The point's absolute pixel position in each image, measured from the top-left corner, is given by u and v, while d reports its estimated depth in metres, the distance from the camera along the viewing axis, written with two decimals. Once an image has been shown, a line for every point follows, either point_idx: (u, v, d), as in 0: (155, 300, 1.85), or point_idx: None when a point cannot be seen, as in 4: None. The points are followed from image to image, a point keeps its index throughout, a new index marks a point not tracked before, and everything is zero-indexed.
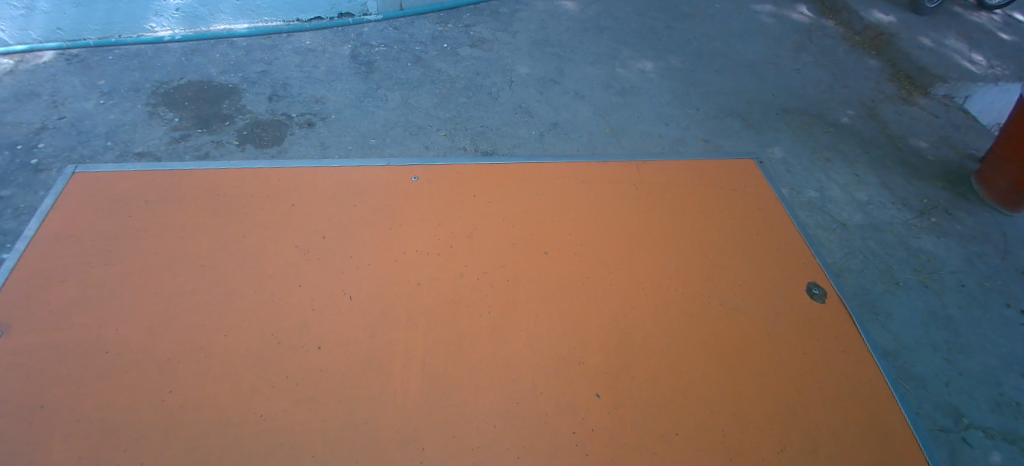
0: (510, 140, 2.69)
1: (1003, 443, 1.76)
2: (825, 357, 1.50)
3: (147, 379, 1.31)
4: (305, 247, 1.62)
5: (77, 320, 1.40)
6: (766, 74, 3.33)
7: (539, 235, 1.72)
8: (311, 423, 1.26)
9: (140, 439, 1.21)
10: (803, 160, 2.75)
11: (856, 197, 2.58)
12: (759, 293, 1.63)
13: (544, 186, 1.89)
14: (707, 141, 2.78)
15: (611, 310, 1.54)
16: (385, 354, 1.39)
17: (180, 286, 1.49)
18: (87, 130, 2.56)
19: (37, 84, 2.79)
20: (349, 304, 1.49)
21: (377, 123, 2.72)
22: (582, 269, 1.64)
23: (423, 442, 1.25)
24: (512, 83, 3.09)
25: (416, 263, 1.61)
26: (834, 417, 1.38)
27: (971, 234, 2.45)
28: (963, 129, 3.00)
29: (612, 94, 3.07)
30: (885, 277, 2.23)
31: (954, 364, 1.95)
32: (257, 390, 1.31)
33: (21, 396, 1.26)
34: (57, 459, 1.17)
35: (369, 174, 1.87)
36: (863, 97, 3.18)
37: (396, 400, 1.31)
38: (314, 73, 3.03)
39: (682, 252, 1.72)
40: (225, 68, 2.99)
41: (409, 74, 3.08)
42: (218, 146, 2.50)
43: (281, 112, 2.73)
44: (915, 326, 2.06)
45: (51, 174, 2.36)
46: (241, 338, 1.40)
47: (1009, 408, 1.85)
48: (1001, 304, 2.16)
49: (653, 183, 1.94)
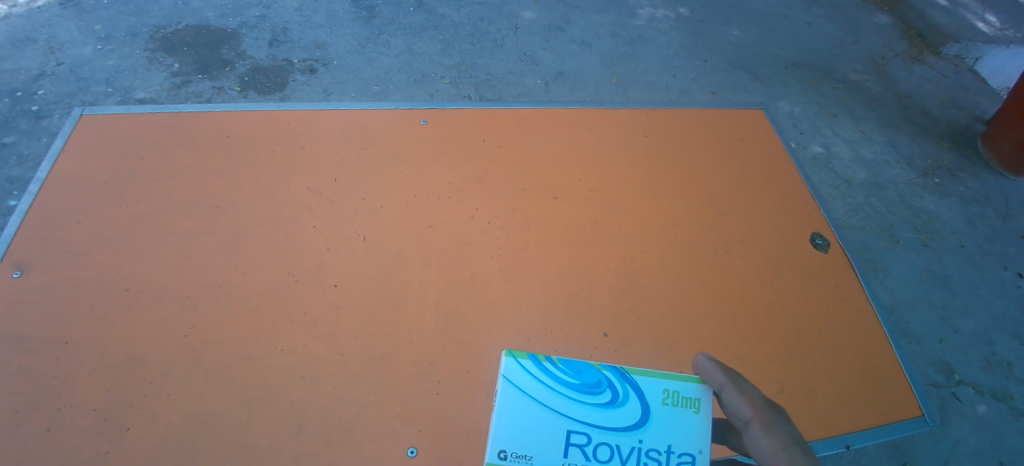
0: (516, 88, 2.67)
1: (990, 399, 1.85)
2: (825, 305, 1.53)
3: (168, 315, 1.34)
4: (316, 189, 1.62)
5: (96, 260, 1.42)
6: (777, 25, 3.24)
7: (547, 180, 1.72)
8: (329, 357, 1.31)
9: (165, 372, 1.26)
10: (811, 115, 2.72)
11: (862, 153, 2.57)
12: (765, 242, 1.64)
13: (553, 133, 1.87)
14: (714, 93, 2.75)
15: (619, 253, 1.57)
16: (399, 293, 1.42)
17: (195, 227, 1.50)
18: (86, 76, 2.51)
19: (32, 28, 2.71)
20: (361, 245, 1.51)
21: (381, 70, 2.68)
22: (592, 214, 1.65)
23: (438, 376, 1.30)
24: (518, 30, 3.00)
25: (426, 206, 1.62)
26: (833, 362, 1.43)
27: (974, 196, 2.45)
28: (972, 90, 2.96)
29: (619, 43, 3.00)
30: (886, 233, 2.26)
31: (949, 322, 2.02)
32: (275, 328, 1.34)
33: (46, 332, 1.30)
34: (87, 390, 1.22)
35: (376, 117, 1.84)
36: (874, 52, 3.12)
37: (410, 338, 1.35)
38: (314, 17, 2.93)
39: (689, 199, 1.73)
40: (222, 12, 2.89)
41: (412, 20, 2.99)
42: (220, 92, 2.48)
43: (282, 58, 2.67)
44: (913, 283, 2.12)
45: (54, 120, 2.34)
46: (258, 277, 1.42)
47: (999, 366, 1.93)
48: (998, 265, 2.20)
49: (662, 130, 1.91)
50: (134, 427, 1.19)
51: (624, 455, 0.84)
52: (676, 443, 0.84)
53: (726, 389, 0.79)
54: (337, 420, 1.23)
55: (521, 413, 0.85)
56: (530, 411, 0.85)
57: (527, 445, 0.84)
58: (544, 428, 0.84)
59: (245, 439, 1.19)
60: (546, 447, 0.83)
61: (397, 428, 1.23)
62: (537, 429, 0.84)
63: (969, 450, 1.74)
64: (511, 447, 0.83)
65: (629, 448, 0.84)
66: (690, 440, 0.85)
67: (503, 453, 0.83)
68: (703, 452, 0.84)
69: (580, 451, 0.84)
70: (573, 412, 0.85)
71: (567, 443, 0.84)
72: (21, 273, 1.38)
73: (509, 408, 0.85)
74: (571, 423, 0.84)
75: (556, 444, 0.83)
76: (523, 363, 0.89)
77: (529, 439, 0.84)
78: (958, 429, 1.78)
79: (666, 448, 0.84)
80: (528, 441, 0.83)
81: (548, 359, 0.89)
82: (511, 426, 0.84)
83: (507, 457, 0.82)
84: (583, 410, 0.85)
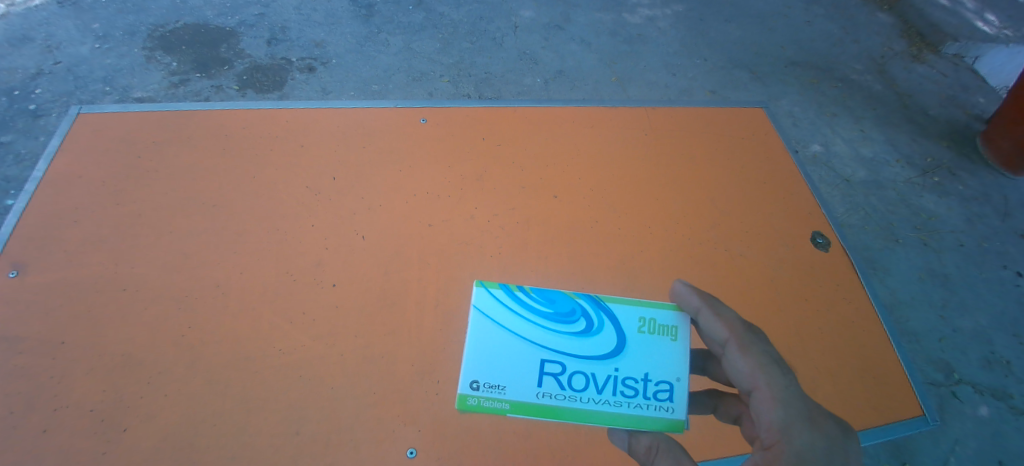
0: (515, 87, 2.66)
1: (990, 398, 1.85)
2: (826, 304, 1.53)
3: (166, 315, 1.33)
4: (315, 188, 1.61)
5: (93, 260, 1.41)
6: (777, 24, 3.23)
7: (546, 179, 1.72)
8: (328, 357, 1.30)
9: (163, 373, 1.25)
10: (811, 114, 2.71)
11: (861, 152, 2.56)
12: (765, 241, 1.64)
13: (552, 131, 1.86)
14: (714, 92, 2.75)
15: (620, 253, 1.56)
16: (398, 292, 1.42)
17: (193, 226, 1.49)
18: (84, 75, 2.50)
19: (29, 27, 2.69)
20: (360, 245, 1.50)
21: (380, 69, 2.67)
22: (592, 214, 1.64)
23: (438, 377, 1.30)
24: (517, 29, 2.99)
25: (426, 205, 1.61)
26: (833, 361, 1.43)
27: (973, 195, 2.45)
28: (971, 89, 2.96)
29: (619, 42, 2.99)
30: (886, 232, 2.26)
31: (949, 320, 2.02)
32: (273, 327, 1.33)
33: (43, 332, 1.29)
34: (85, 391, 1.21)
35: (375, 116, 1.83)
36: (874, 51, 3.11)
37: (409, 338, 1.35)
38: (313, 16, 2.92)
39: (689, 198, 1.72)
40: (221, 10, 2.88)
41: (411, 18, 2.98)
42: (218, 91, 2.48)
43: (281, 56, 2.66)
44: (913, 282, 2.11)
45: (51, 119, 2.34)
46: (257, 276, 1.41)
47: (998, 365, 1.93)
48: (998, 264, 2.20)
49: (662, 128, 1.90)
50: (132, 428, 1.18)
51: (599, 383, 0.91)
52: (654, 370, 0.92)
53: (703, 314, 0.89)
54: (336, 421, 1.22)
55: (493, 345, 0.92)
56: (504, 342, 0.92)
57: (500, 374, 0.91)
58: (520, 358, 0.92)
59: (244, 440, 1.19)
60: (518, 376, 0.91)
61: (396, 429, 1.22)
62: (510, 357, 0.91)
63: (970, 448, 1.74)
64: (482, 377, 0.91)
65: (606, 376, 0.91)
66: (668, 368, 0.92)
67: (478, 383, 0.91)
68: (679, 377, 0.91)
69: (555, 380, 0.91)
70: (548, 343, 0.92)
71: (541, 372, 0.91)
72: (18, 273, 1.37)
73: (482, 341, 0.92)
74: (546, 353, 0.92)
75: (532, 369, 0.91)
76: (493, 293, 0.96)
77: (501, 369, 0.91)
78: (958, 427, 1.78)
79: (640, 377, 0.91)
80: (501, 370, 0.91)
81: (520, 289, 0.96)
82: (487, 354, 0.91)
83: (480, 387, 0.90)
84: (556, 339, 0.92)
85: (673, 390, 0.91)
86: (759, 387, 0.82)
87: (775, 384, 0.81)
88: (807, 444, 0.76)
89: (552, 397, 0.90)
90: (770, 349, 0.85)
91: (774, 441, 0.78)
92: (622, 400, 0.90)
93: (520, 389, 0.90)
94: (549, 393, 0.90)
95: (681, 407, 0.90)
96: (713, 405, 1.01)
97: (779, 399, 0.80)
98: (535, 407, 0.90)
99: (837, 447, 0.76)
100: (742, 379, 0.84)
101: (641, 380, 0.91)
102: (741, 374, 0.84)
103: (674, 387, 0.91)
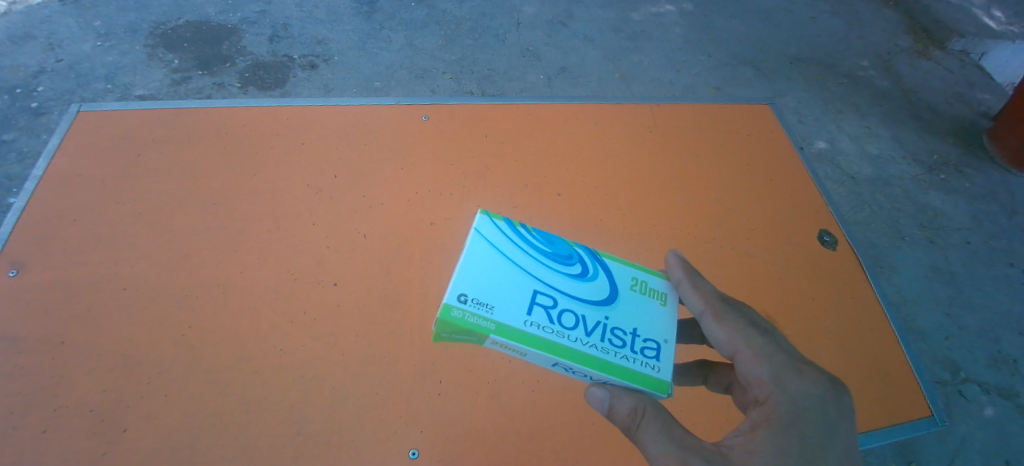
0: (518, 84, 2.64)
1: (997, 397, 1.83)
2: (834, 302, 1.51)
3: (166, 314, 1.32)
4: (316, 186, 1.60)
5: (93, 259, 1.40)
6: (782, 19, 3.20)
7: (551, 177, 1.70)
8: (329, 358, 1.29)
9: (163, 373, 1.24)
10: (816, 110, 2.68)
11: (867, 149, 2.53)
12: (772, 239, 1.62)
13: (556, 128, 1.84)
14: (718, 88, 2.72)
15: (624, 251, 1.54)
16: (399, 291, 1.40)
17: (194, 225, 1.48)
18: (85, 73, 2.49)
19: (31, 25, 2.68)
20: (362, 243, 1.49)
21: (382, 66, 2.65)
22: (596, 212, 1.63)
23: (440, 377, 1.29)
24: (520, 25, 2.97)
25: (427, 203, 1.60)
26: (841, 359, 1.41)
27: (980, 192, 2.42)
28: (978, 85, 2.92)
29: (623, 38, 2.96)
30: (892, 230, 2.23)
31: (955, 319, 1.99)
32: (274, 327, 1.32)
33: (42, 332, 1.28)
34: (84, 391, 1.20)
35: (375, 113, 1.81)
36: (879, 47, 3.07)
37: (410, 337, 1.33)
38: (315, 13, 2.90)
39: (694, 195, 1.70)
40: (222, 7, 2.86)
41: (413, 15, 2.96)
42: (220, 89, 2.46)
43: (283, 53, 2.65)
44: (919, 280, 2.08)
45: (53, 116, 2.33)
46: (257, 276, 1.40)
47: (1006, 364, 1.90)
48: (1004, 262, 2.17)
49: (666, 125, 1.88)
50: (132, 428, 1.17)
51: (587, 326, 0.89)
52: (642, 328, 0.92)
53: (685, 288, 0.97)
54: (337, 422, 1.21)
55: (488, 266, 0.90)
56: (499, 268, 0.91)
57: (489, 294, 0.87)
58: (513, 282, 0.90)
59: (245, 441, 1.17)
60: (509, 299, 0.88)
61: (398, 430, 1.21)
62: (504, 281, 0.89)
63: (977, 448, 1.72)
64: (471, 292, 0.87)
65: (596, 321, 0.90)
66: (656, 328, 0.93)
67: (466, 297, 0.86)
68: (666, 339, 0.92)
69: (544, 312, 0.88)
70: (542, 277, 0.92)
71: (532, 301, 0.89)
72: (17, 272, 1.36)
73: (477, 261, 0.91)
74: (539, 285, 0.91)
75: (523, 295, 0.89)
76: (496, 223, 0.97)
77: (492, 289, 0.88)
78: (966, 427, 1.75)
79: (628, 331, 0.91)
80: (492, 289, 0.88)
81: (523, 227, 0.99)
82: (481, 272, 0.89)
83: (468, 300, 0.85)
84: (551, 274, 0.93)
85: (659, 350, 0.91)
86: (741, 351, 0.91)
87: (753, 344, 0.91)
88: (796, 391, 0.86)
89: (539, 326, 0.86)
90: (743, 314, 0.94)
91: (767, 394, 0.87)
92: (609, 347, 0.88)
93: (508, 310, 0.86)
94: (537, 323, 0.87)
95: (666, 367, 0.89)
96: (704, 374, 1.10)
97: (761, 356, 0.89)
98: (520, 333, 0.85)
99: (820, 389, 0.87)
100: (723, 346, 0.93)
101: (629, 333, 0.91)
102: (722, 341, 0.93)
103: (660, 347, 0.91)
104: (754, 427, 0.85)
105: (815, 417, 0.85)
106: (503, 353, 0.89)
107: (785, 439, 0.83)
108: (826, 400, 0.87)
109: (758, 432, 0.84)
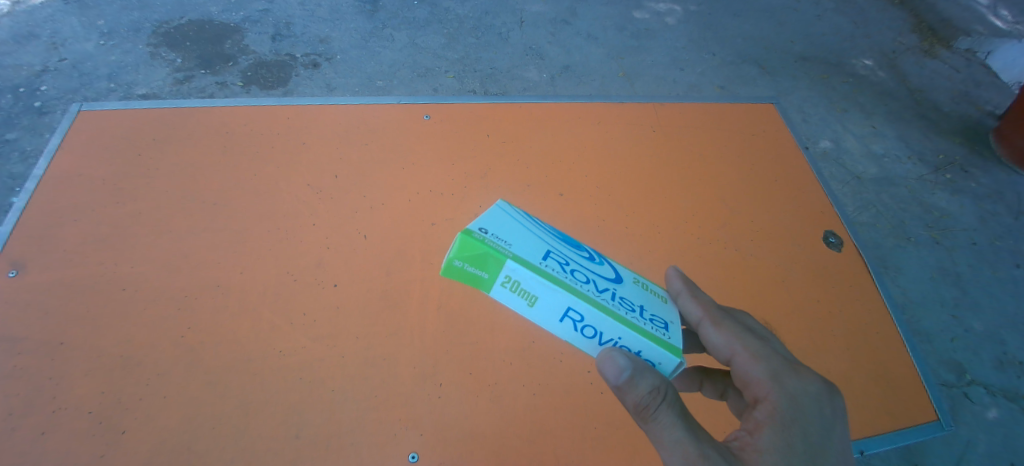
0: (520, 82, 2.63)
1: (1003, 400, 1.80)
2: (840, 305, 1.49)
3: (166, 315, 1.32)
4: (317, 186, 1.59)
5: (92, 260, 1.39)
6: (787, 18, 3.17)
7: (554, 177, 1.69)
8: (329, 359, 1.28)
9: (161, 374, 1.23)
10: (822, 109, 2.65)
11: (872, 149, 2.51)
12: (777, 240, 1.60)
13: (558, 128, 1.82)
14: (722, 87, 2.70)
15: (627, 253, 1.53)
16: (399, 292, 1.40)
17: (194, 225, 1.48)
18: (89, 72, 2.49)
19: (35, 24, 2.68)
20: (362, 244, 1.48)
21: (384, 65, 2.64)
22: (599, 212, 1.61)
23: (440, 379, 1.28)
24: (523, 24, 2.95)
25: (428, 204, 1.59)
26: (847, 363, 1.40)
27: (986, 192, 2.39)
28: (984, 85, 2.89)
29: (626, 36, 2.94)
30: (897, 231, 2.21)
31: (961, 320, 1.97)
32: (274, 329, 1.31)
33: (41, 333, 1.28)
34: (83, 392, 1.20)
35: (376, 113, 1.80)
36: (884, 46, 3.05)
37: (410, 339, 1.32)
38: (318, 11, 2.90)
39: (698, 196, 1.68)
40: (225, 6, 2.85)
41: (416, 13, 2.95)
42: (223, 88, 2.46)
43: (285, 52, 2.64)
44: (925, 281, 2.06)
45: (56, 116, 2.33)
46: (257, 276, 1.39)
47: (1012, 366, 1.88)
48: (1010, 263, 2.15)
49: (670, 125, 1.86)
50: (130, 430, 1.16)
51: (599, 287, 0.84)
52: (649, 307, 0.87)
53: (682, 298, 0.95)
54: (336, 424, 1.20)
55: (508, 220, 0.87)
56: (517, 224, 0.87)
57: (507, 235, 0.83)
58: (528, 235, 0.86)
59: (243, 443, 1.17)
60: (525, 243, 0.83)
61: (397, 433, 1.20)
62: (520, 231, 0.86)
63: (983, 452, 1.69)
64: (490, 229, 0.83)
65: (606, 286, 0.85)
66: (662, 310, 0.89)
67: (485, 229, 0.82)
68: (672, 320, 0.87)
69: (558, 263, 0.83)
70: (555, 243, 0.88)
71: (546, 251, 0.84)
72: (16, 272, 1.36)
73: (496, 212, 0.88)
74: (552, 246, 0.87)
75: (538, 245, 0.84)
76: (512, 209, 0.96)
77: (510, 234, 0.84)
78: (972, 430, 1.73)
79: (638, 304, 0.86)
80: (510, 232, 0.84)
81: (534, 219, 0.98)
82: (500, 219, 0.86)
83: (487, 230, 0.81)
84: (563, 245, 0.90)
85: (668, 326, 0.85)
86: (739, 353, 0.90)
87: (751, 346, 0.90)
88: (795, 387, 0.85)
89: (554, 270, 0.81)
90: (737, 319, 0.94)
91: (765, 392, 0.86)
92: (621, 306, 0.82)
93: (526, 248, 0.81)
94: (551, 267, 0.81)
95: (677, 337, 0.83)
96: (700, 382, 1.09)
97: (758, 356, 0.89)
98: (535, 267, 0.79)
99: (817, 383, 0.86)
100: (721, 351, 0.92)
101: (638, 305, 0.85)
102: (719, 346, 0.92)
103: (668, 324, 0.86)
104: (758, 426, 0.83)
105: (814, 411, 0.84)
106: (510, 299, 0.80)
107: (789, 434, 0.81)
108: (824, 393, 0.86)
109: (763, 429, 0.83)
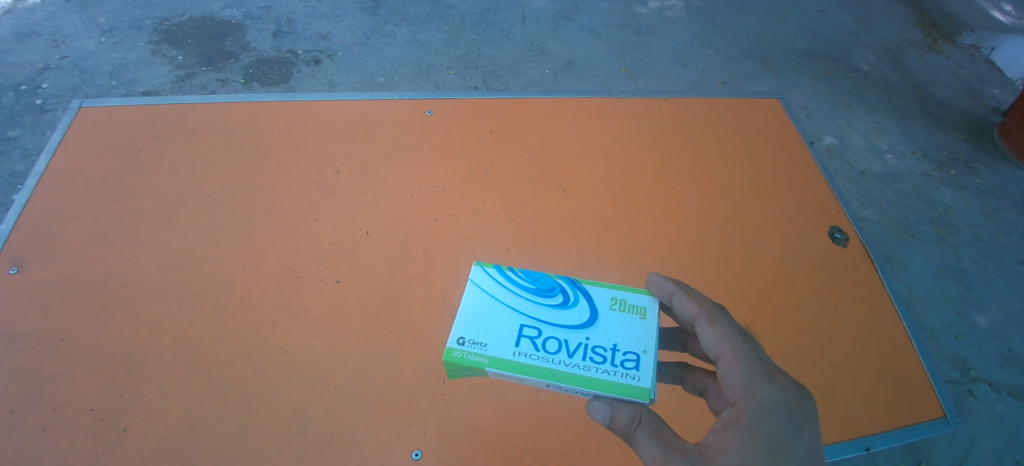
0: (522, 79, 2.62)
1: (1008, 397, 1.79)
2: (846, 300, 1.48)
3: (168, 312, 1.31)
4: (319, 182, 1.58)
5: (93, 257, 1.39)
6: (791, 13, 3.14)
7: (557, 172, 1.67)
8: (331, 356, 1.27)
9: (162, 372, 1.23)
10: (825, 105, 2.64)
11: (876, 145, 2.49)
12: (782, 235, 1.59)
13: (561, 123, 1.81)
14: (725, 83, 2.69)
15: (631, 249, 1.52)
16: (400, 289, 1.39)
17: (195, 222, 1.47)
18: (90, 69, 2.48)
19: (36, 22, 2.67)
20: (364, 241, 1.47)
21: (386, 61, 2.63)
22: (603, 208, 1.60)
23: (443, 376, 1.27)
24: (524, 19, 2.93)
25: (431, 200, 1.57)
26: (852, 359, 1.39)
27: (991, 188, 2.37)
28: (989, 80, 2.87)
29: (629, 32, 2.92)
30: (901, 227, 2.19)
31: (965, 317, 1.95)
32: (276, 325, 1.30)
33: (42, 330, 1.27)
34: (84, 390, 1.19)
35: (378, 108, 1.79)
36: (888, 41, 3.02)
37: (412, 337, 1.31)
38: (319, 8, 2.88)
39: (703, 192, 1.67)
40: (226, 3, 2.84)
41: (417, 9, 2.93)
42: (224, 85, 2.45)
43: (287, 49, 2.63)
44: (929, 277, 2.05)
45: (57, 113, 2.32)
46: (259, 273, 1.39)
47: (1017, 363, 1.86)
48: (1015, 259, 2.13)
49: (674, 120, 1.85)
50: (132, 427, 1.16)
51: (571, 348, 0.92)
52: (622, 342, 0.93)
53: (676, 296, 0.98)
54: (338, 421, 1.19)
55: (483, 308, 0.96)
56: (492, 309, 0.96)
57: (484, 333, 0.94)
58: (502, 320, 0.95)
59: (245, 441, 1.16)
60: (499, 334, 0.93)
61: (400, 430, 1.19)
62: (494, 320, 0.95)
63: (988, 449, 1.68)
64: (468, 334, 0.93)
65: (578, 343, 0.93)
66: (634, 340, 0.93)
67: (463, 339, 0.93)
68: (646, 349, 0.92)
69: (531, 342, 0.93)
70: (528, 311, 0.96)
71: (519, 333, 0.93)
72: (17, 269, 1.36)
73: (470, 304, 0.97)
74: (525, 318, 0.95)
75: (512, 329, 0.94)
76: (489, 272, 1.01)
77: (487, 329, 0.94)
78: (976, 426, 1.72)
79: (609, 346, 0.92)
80: (486, 328, 0.94)
81: (510, 269, 1.01)
82: (474, 314, 0.95)
83: (464, 341, 0.92)
84: (536, 308, 0.96)
85: (640, 360, 0.91)
86: (725, 354, 0.92)
87: (737, 348, 0.91)
88: (764, 397, 0.85)
89: (527, 356, 0.91)
90: (734, 322, 0.96)
91: (736, 398, 0.87)
92: (591, 364, 0.90)
93: (499, 345, 0.92)
94: (525, 353, 0.91)
95: (648, 375, 0.89)
96: (681, 376, 1.08)
97: (740, 360, 0.90)
98: (510, 363, 0.91)
99: (789, 392, 0.86)
100: (711, 348, 0.94)
101: (609, 347, 0.92)
102: (710, 344, 0.94)
103: (640, 357, 0.91)
104: (723, 429, 0.85)
105: (783, 419, 0.84)
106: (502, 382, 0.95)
107: (751, 440, 0.82)
108: (795, 400, 0.86)
109: (728, 433, 0.84)
